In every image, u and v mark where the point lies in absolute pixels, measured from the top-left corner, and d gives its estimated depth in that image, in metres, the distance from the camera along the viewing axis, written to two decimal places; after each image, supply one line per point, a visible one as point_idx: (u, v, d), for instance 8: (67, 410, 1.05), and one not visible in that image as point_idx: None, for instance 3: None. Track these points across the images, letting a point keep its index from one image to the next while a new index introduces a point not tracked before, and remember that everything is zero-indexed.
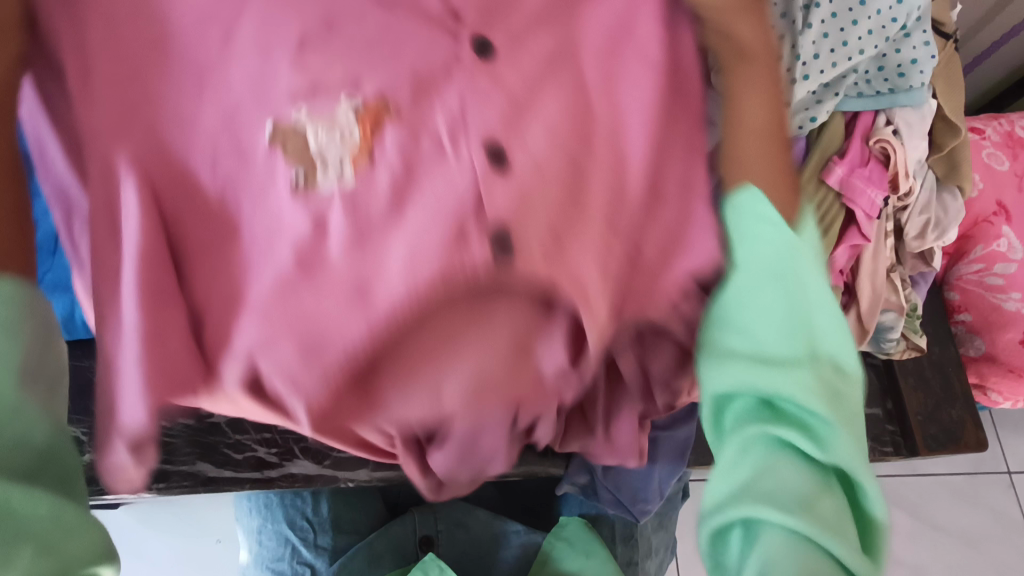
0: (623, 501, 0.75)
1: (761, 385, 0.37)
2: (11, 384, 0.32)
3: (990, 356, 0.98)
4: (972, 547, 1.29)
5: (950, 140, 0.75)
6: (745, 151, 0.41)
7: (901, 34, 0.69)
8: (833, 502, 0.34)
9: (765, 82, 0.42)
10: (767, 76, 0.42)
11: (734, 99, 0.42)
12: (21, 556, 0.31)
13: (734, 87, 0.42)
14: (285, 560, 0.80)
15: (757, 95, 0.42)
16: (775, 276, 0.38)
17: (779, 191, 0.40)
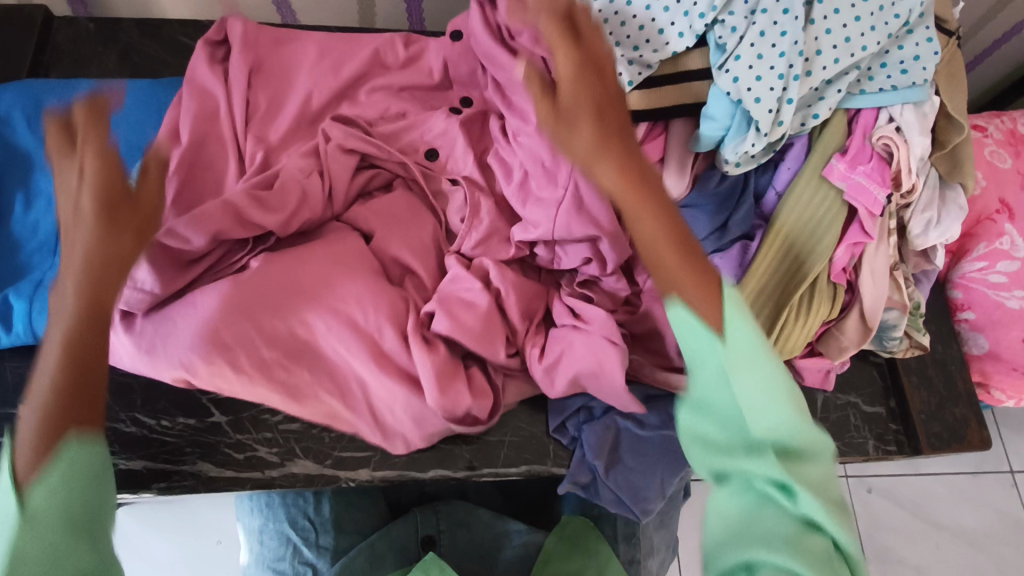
0: (625, 500, 0.73)
1: (732, 464, 0.48)
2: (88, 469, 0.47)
3: (994, 354, 0.97)
4: (975, 546, 1.28)
5: (954, 137, 0.75)
6: (652, 253, 0.56)
7: (904, 31, 0.71)
8: (819, 543, 0.44)
9: (653, 217, 0.56)
10: (657, 218, 0.56)
11: (637, 222, 0.56)
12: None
13: (636, 220, 0.56)
14: (285, 560, 0.79)
15: (649, 218, 0.56)
16: (712, 364, 0.50)
17: (701, 300, 0.51)
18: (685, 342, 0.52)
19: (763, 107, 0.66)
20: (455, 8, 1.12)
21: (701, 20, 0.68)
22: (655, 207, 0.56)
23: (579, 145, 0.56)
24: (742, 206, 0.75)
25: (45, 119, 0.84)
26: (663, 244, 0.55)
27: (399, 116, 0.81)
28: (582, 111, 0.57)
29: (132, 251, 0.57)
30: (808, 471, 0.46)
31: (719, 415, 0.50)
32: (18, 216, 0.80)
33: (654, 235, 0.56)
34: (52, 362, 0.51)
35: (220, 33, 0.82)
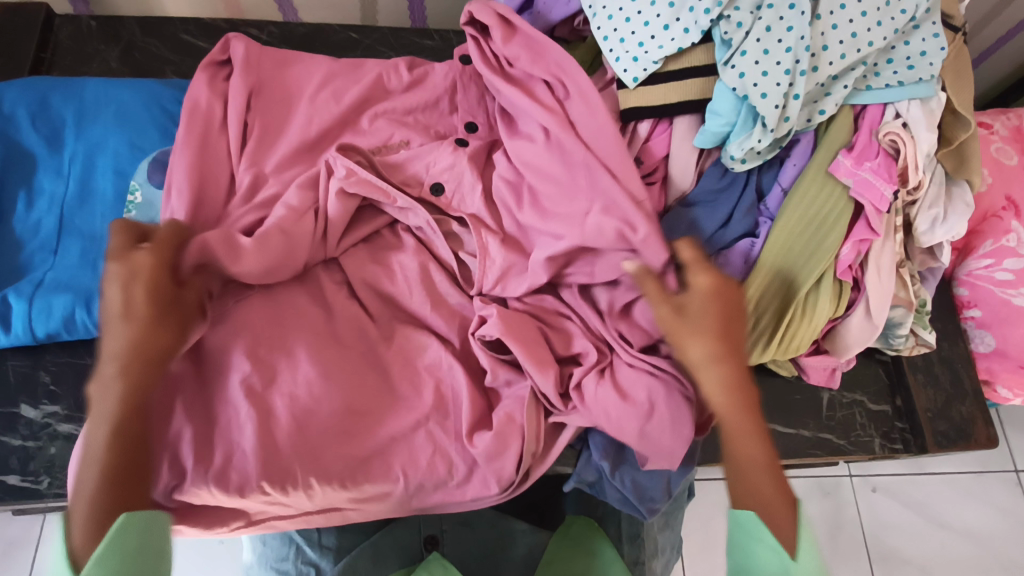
0: (631, 499, 0.74)
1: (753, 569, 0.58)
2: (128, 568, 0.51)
3: (1001, 352, 0.94)
4: (979, 545, 1.28)
5: (961, 133, 0.74)
6: (743, 476, 0.60)
7: (910, 26, 0.71)
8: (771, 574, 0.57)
9: (750, 435, 0.60)
10: (751, 425, 0.60)
11: (732, 442, 0.60)
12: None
13: (732, 439, 0.60)
14: (289, 560, 0.79)
15: (748, 439, 0.60)
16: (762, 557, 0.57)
17: (764, 469, 0.59)
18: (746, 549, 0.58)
19: (769, 103, 0.65)
20: (457, 5, 1.12)
21: (707, 15, 0.67)
22: (753, 431, 0.60)
23: (700, 340, 0.60)
24: (744, 198, 0.75)
25: (49, 119, 0.83)
26: (763, 467, 0.59)
27: (404, 144, 0.80)
28: (710, 324, 0.61)
29: (173, 345, 0.59)
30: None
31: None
32: (20, 214, 0.80)
33: (754, 451, 0.60)
34: (101, 432, 0.54)
35: (225, 52, 0.82)
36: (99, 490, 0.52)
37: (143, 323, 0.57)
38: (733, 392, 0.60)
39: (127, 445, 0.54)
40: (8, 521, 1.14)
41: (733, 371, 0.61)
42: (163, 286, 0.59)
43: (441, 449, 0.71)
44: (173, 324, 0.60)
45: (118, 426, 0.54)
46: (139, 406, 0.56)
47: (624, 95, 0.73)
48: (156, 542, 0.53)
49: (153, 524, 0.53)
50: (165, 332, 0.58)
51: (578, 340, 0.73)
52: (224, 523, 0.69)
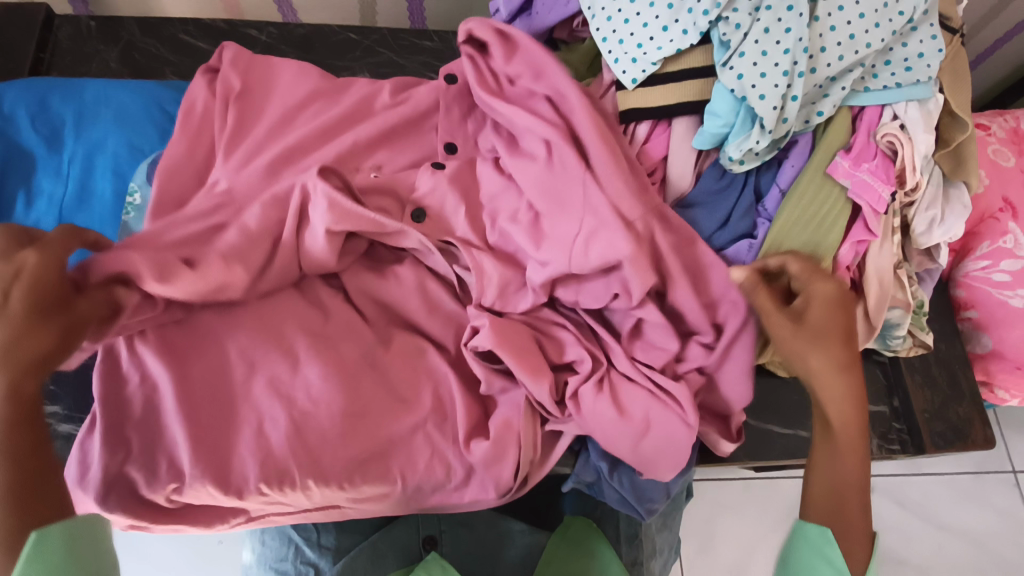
0: (629, 500, 0.74)
1: None
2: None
3: (998, 353, 0.95)
4: (976, 546, 1.28)
5: (958, 135, 0.75)
6: (835, 492, 0.64)
7: (908, 28, 0.71)
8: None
9: (847, 454, 0.64)
10: (853, 442, 0.64)
11: (827, 460, 0.65)
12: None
13: (825, 458, 0.65)
14: (288, 560, 0.79)
15: (844, 460, 0.64)
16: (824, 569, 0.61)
17: (852, 489, 0.64)
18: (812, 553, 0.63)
19: (767, 104, 0.66)
20: (456, 6, 1.12)
21: (705, 17, 0.67)
22: (850, 451, 0.64)
23: (813, 357, 0.64)
24: (742, 199, 0.75)
25: (48, 119, 0.83)
26: (853, 490, 0.64)
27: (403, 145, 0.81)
28: (833, 335, 0.64)
29: (55, 346, 0.57)
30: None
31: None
32: (19, 214, 0.80)
33: (846, 469, 0.64)
34: None
35: (220, 61, 0.82)
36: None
37: (22, 327, 0.55)
38: (848, 405, 0.64)
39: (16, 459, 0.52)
40: None
41: (852, 388, 0.64)
42: (50, 285, 0.58)
43: (438, 451, 0.71)
44: (53, 325, 0.57)
45: (6, 434, 0.52)
46: (23, 413, 0.54)
47: (622, 96, 0.73)
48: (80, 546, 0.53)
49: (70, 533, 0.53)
50: (46, 333, 0.56)
51: (572, 349, 0.73)
52: (223, 523, 0.69)
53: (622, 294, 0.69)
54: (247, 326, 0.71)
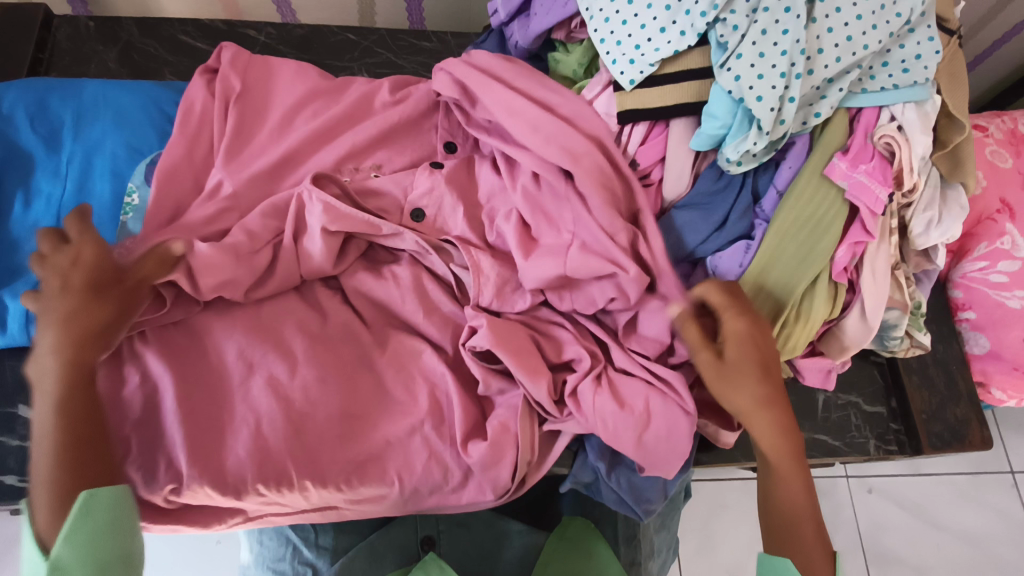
0: (627, 501, 0.74)
1: None
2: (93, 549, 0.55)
3: (995, 353, 0.96)
4: (975, 546, 1.28)
5: (955, 137, 0.75)
6: (784, 525, 0.64)
7: (905, 30, 0.71)
8: None
9: (793, 486, 0.64)
10: (796, 475, 0.64)
11: (773, 492, 0.65)
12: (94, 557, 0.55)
13: (773, 491, 0.65)
14: (286, 560, 0.79)
15: (789, 491, 0.64)
16: None
17: (799, 520, 0.63)
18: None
19: (765, 106, 0.66)
20: (454, 6, 1.12)
21: (703, 19, 0.68)
22: (794, 480, 0.64)
23: (741, 395, 0.65)
24: (739, 201, 0.75)
25: (48, 120, 0.84)
26: (801, 518, 0.63)
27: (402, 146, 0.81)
28: (752, 372, 0.65)
29: (115, 318, 0.61)
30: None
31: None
32: (18, 215, 0.80)
33: (792, 500, 0.64)
34: (48, 406, 0.56)
35: (219, 62, 0.82)
36: (56, 465, 0.55)
37: (80, 301, 0.59)
38: (777, 438, 0.65)
39: (74, 418, 0.56)
40: (6, 520, 1.14)
41: (772, 425, 0.65)
42: (102, 265, 0.62)
43: (436, 453, 0.70)
44: (112, 297, 0.61)
45: (63, 403, 0.56)
46: (84, 376, 0.58)
47: (620, 97, 0.73)
48: (125, 513, 0.57)
49: (121, 494, 0.57)
50: (103, 306, 0.61)
51: (570, 347, 0.73)
52: (221, 523, 0.70)
53: (619, 298, 0.70)
54: (246, 327, 0.71)
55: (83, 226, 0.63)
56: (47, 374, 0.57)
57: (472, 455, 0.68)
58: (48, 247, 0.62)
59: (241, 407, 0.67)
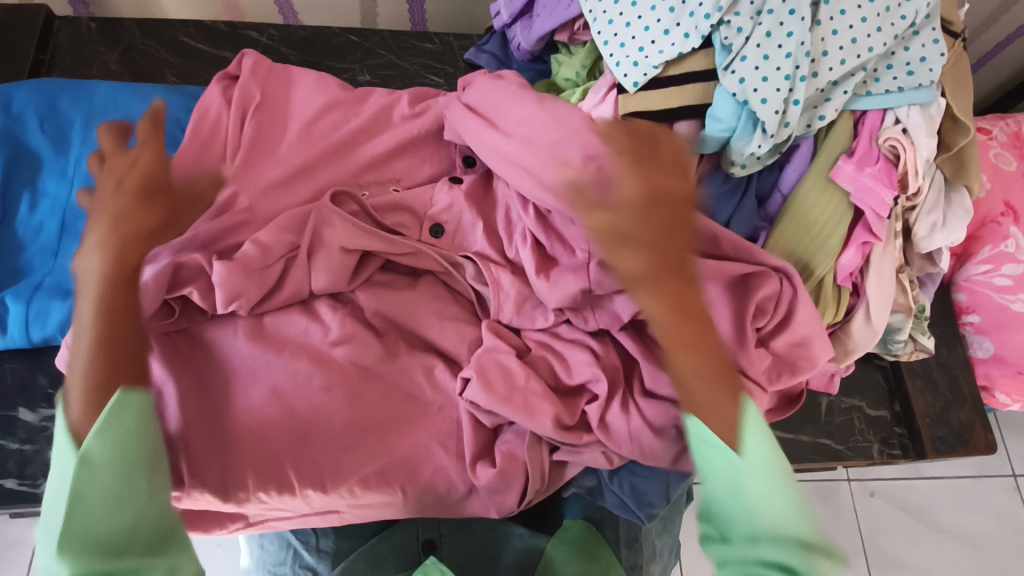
0: (629, 505, 0.73)
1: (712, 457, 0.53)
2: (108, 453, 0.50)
3: (999, 357, 0.95)
4: (977, 550, 1.28)
5: (960, 139, 0.74)
6: (687, 388, 0.55)
7: (910, 32, 0.71)
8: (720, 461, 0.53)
9: (698, 346, 0.53)
10: (704, 335, 0.53)
11: (673, 360, 0.55)
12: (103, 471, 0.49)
13: (672, 355, 0.54)
14: (286, 564, 0.79)
15: (691, 354, 0.53)
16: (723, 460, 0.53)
17: (721, 383, 0.53)
18: (698, 456, 0.55)
19: (769, 108, 0.65)
20: (456, 8, 1.12)
21: (707, 21, 0.67)
22: (686, 324, 0.53)
23: (629, 258, 0.52)
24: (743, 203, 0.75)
25: (57, 121, 0.83)
26: (711, 376, 0.53)
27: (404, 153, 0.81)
28: (639, 231, 0.52)
29: (163, 224, 0.62)
30: (816, 543, 0.48)
31: (732, 521, 0.52)
32: (22, 216, 0.80)
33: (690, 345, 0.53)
34: (88, 302, 0.56)
35: (239, 68, 0.82)
36: (91, 356, 0.53)
37: (128, 205, 0.61)
38: (685, 299, 0.53)
39: (113, 317, 0.56)
40: (7, 522, 1.13)
41: (662, 256, 0.52)
42: (156, 174, 0.63)
43: (438, 459, 0.70)
44: (161, 205, 0.62)
45: (101, 298, 0.56)
46: (121, 277, 0.58)
47: (624, 100, 0.73)
48: (149, 421, 0.52)
49: (153, 400, 0.54)
50: (152, 213, 0.62)
51: (582, 373, 0.70)
52: (222, 527, 0.69)
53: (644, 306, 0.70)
54: (247, 331, 0.71)
55: (150, 127, 0.64)
56: (93, 274, 0.57)
57: (478, 480, 0.69)
58: (107, 148, 0.63)
59: (242, 412, 0.67)
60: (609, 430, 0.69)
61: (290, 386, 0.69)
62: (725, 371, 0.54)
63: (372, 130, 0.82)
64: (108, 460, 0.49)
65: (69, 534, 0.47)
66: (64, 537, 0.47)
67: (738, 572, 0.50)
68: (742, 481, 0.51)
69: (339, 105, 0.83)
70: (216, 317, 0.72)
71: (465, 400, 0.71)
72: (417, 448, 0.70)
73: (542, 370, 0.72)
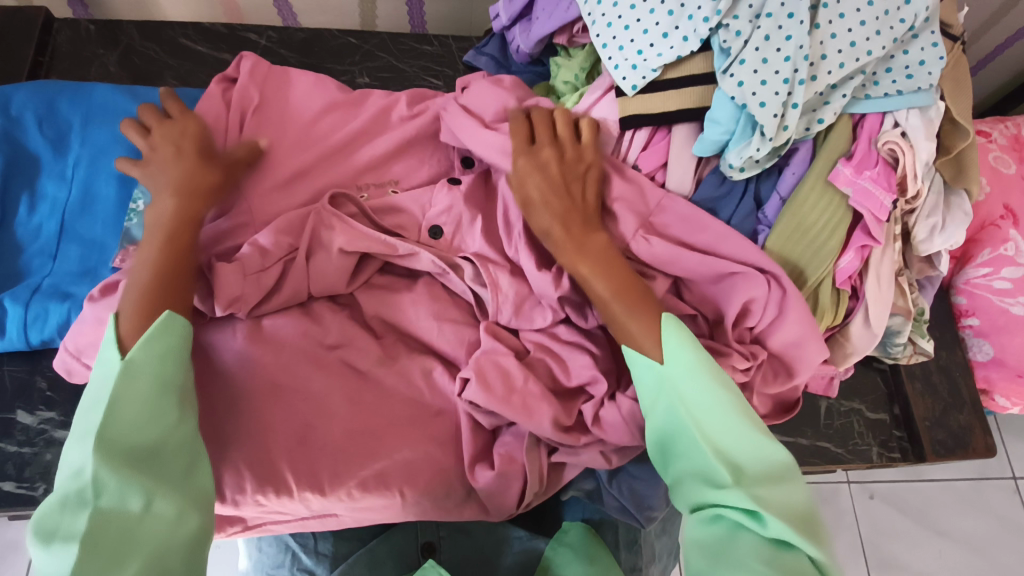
0: (628, 508, 0.73)
1: (667, 406, 0.61)
2: (148, 367, 0.56)
3: (999, 360, 0.95)
4: (976, 552, 1.27)
5: (960, 142, 0.74)
6: (610, 312, 0.66)
7: (909, 35, 0.70)
8: (672, 410, 0.60)
9: (611, 272, 0.67)
10: (614, 265, 0.67)
11: (592, 288, 0.67)
12: (141, 382, 0.55)
13: (592, 284, 0.67)
14: (285, 566, 0.79)
15: (607, 280, 0.67)
16: (675, 407, 0.60)
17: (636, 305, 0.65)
18: (656, 425, 0.62)
19: (768, 112, 0.65)
20: (456, 9, 1.12)
21: (705, 24, 0.67)
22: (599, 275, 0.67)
23: (545, 212, 0.69)
24: (741, 205, 0.75)
25: (56, 122, 0.83)
26: (624, 295, 0.66)
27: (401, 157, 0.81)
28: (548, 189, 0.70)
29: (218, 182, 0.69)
30: (765, 480, 0.54)
31: (695, 474, 0.57)
32: (22, 218, 0.80)
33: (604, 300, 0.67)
34: (151, 247, 0.63)
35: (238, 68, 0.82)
36: (145, 291, 0.60)
37: (191, 165, 0.69)
38: (591, 234, 0.69)
39: (182, 250, 0.64)
40: (6, 523, 1.14)
41: (567, 207, 0.69)
42: (203, 138, 0.72)
43: (436, 461, 0.70)
44: (214, 165, 0.70)
45: (164, 243, 0.64)
46: (180, 225, 0.65)
47: (623, 103, 0.73)
48: (184, 352, 0.59)
49: (190, 333, 0.61)
50: (210, 172, 0.69)
51: (581, 375, 0.70)
52: (220, 530, 0.69)
53: None
54: (246, 333, 0.70)
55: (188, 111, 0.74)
56: (165, 214, 0.65)
57: (478, 480, 0.69)
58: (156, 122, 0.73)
59: (240, 414, 0.66)
60: (606, 432, 0.69)
61: (289, 387, 0.69)
62: (637, 293, 0.66)
63: (371, 133, 0.82)
64: (151, 373, 0.55)
65: (104, 436, 0.51)
66: (100, 437, 0.51)
67: (705, 514, 0.55)
68: (693, 434, 0.57)
69: (337, 108, 0.82)
70: (215, 318, 0.72)
71: (464, 402, 0.71)
72: (416, 451, 0.70)
73: (542, 371, 0.71)
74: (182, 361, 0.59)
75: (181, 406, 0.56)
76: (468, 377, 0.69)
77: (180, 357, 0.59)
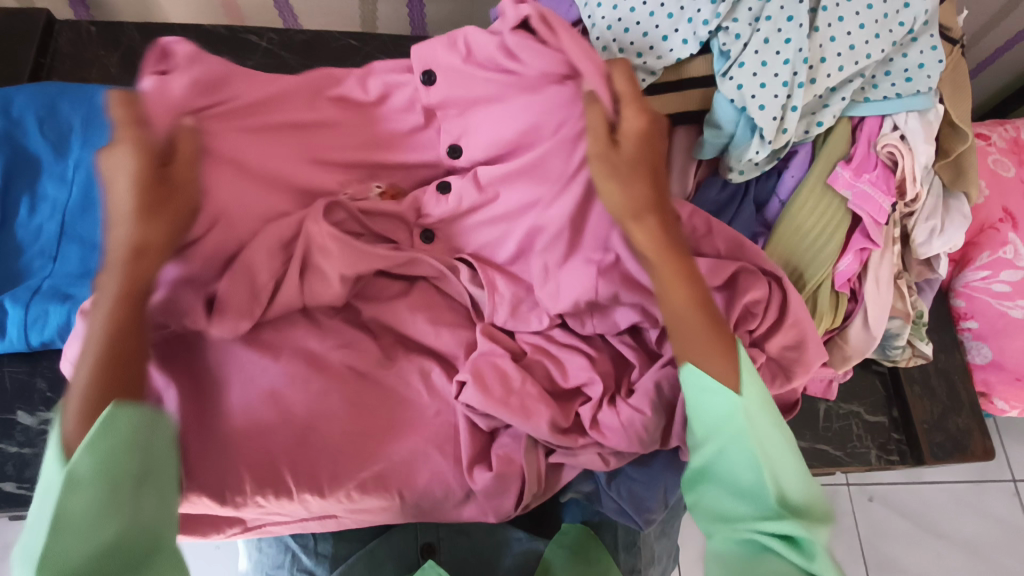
0: (627, 510, 0.73)
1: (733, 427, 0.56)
2: (88, 470, 0.47)
3: (997, 364, 0.96)
4: (976, 555, 1.27)
5: (959, 145, 0.74)
6: (676, 319, 0.61)
7: (909, 39, 0.71)
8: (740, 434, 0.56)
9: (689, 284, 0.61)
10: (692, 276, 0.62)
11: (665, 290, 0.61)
12: (80, 490, 0.47)
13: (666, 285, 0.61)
14: (285, 567, 0.79)
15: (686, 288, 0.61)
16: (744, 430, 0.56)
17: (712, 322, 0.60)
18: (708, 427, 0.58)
19: (767, 114, 0.66)
20: (456, 11, 1.12)
21: (704, 27, 0.68)
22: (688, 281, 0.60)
23: (640, 187, 0.62)
24: (740, 211, 0.76)
25: (56, 124, 0.83)
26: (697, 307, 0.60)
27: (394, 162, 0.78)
28: (639, 168, 0.62)
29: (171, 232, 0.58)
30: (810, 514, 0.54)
31: (744, 495, 0.55)
32: (22, 220, 0.80)
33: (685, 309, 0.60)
34: (98, 321, 0.54)
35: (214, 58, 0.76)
36: (88, 385, 0.51)
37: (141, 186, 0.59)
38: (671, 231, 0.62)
39: (125, 335, 0.54)
40: (7, 524, 1.14)
41: (657, 197, 0.62)
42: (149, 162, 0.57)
43: (435, 463, 0.70)
44: (164, 211, 0.58)
45: (114, 314, 0.54)
46: (128, 295, 0.55)
47: None
48: (142, 432, 0.51)
49: (147, 410, 0.52)
50: (159, 221, 0.57)
51: (580, 376, 0.71)
52: (220, 531, 0.69)
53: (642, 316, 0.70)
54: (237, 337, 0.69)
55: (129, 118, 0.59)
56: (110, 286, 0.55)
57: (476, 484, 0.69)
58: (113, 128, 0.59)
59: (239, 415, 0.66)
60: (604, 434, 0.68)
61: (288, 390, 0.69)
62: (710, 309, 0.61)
63: (354, 128, 0.78)
64: (93, 476, 0.47)
65: (46, 561, 0.45)
66: (41, 562, 0.45)
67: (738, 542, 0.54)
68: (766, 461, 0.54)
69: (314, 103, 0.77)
70: None
71: (461, 404, 0.71)
72: (415, 453, 0.70)
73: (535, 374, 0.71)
74: (139, 439, 0.50)
75: (137, 496, 0.49)
76: (466, 379, 0.69)
77: (133, 439, 0.50)
